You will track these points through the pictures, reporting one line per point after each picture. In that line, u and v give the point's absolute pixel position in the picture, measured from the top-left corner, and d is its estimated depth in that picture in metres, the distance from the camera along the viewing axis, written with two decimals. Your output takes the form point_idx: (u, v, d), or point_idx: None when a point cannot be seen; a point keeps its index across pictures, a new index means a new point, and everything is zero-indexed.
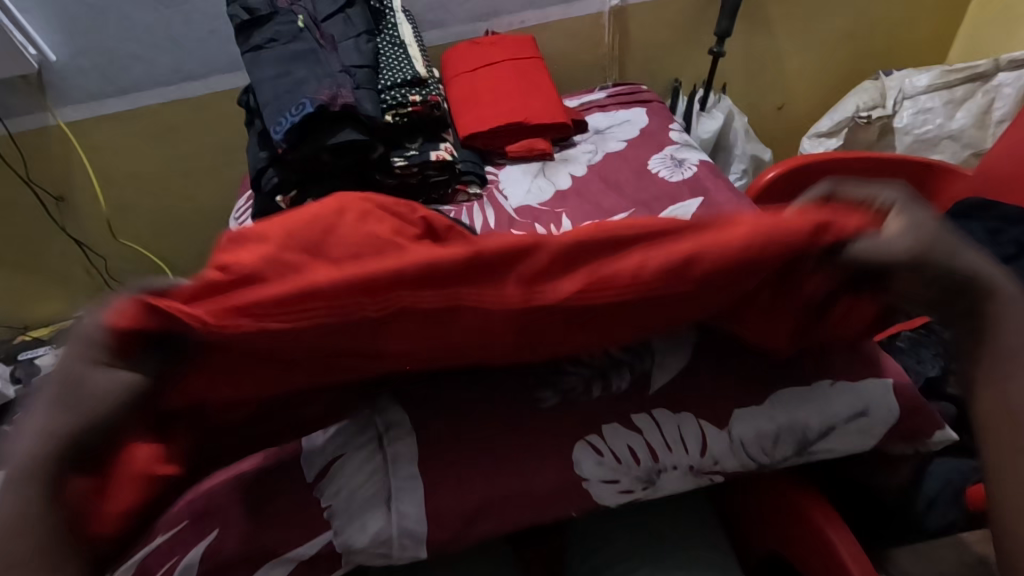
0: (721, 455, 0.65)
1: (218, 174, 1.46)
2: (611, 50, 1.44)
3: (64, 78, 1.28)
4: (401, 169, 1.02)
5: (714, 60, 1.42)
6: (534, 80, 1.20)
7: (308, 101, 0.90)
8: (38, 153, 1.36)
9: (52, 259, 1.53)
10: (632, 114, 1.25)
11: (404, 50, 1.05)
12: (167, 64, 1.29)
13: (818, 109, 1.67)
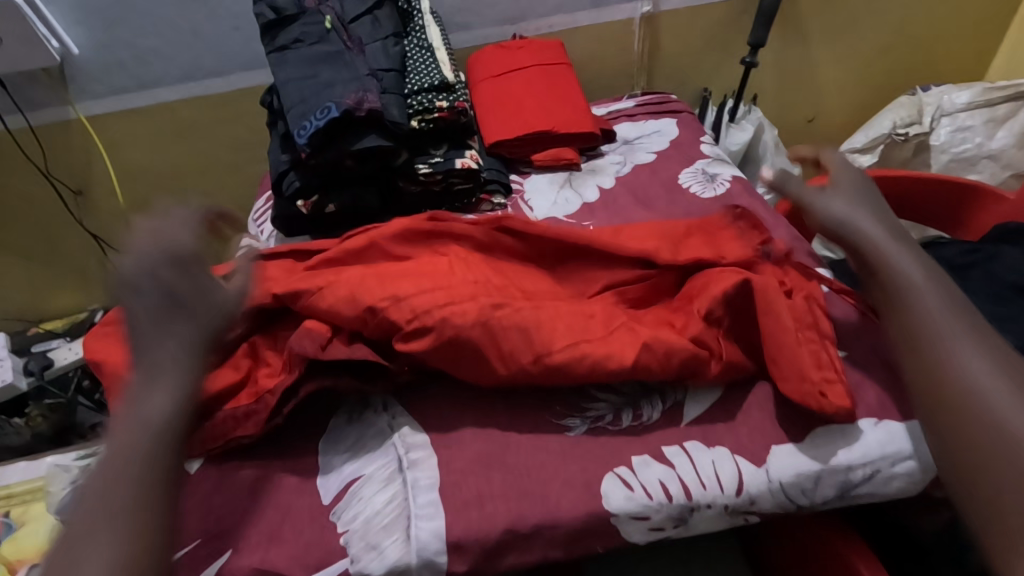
0: (758, 495, 0.62)
1: (237, 172, 1.44)
2: (640, 57, 1.40)
3: (86, 71, 1.26)
4: (425, 176, 0.99)
5: (746, 70, 1.38)
6: (563, 87, 1.17)
7: (334, 105, 0.88)
8: (57, 146, 1.34)
9: (68, 251, 1.52)
10: (662, 124, 1.22)
11: (432, 54, 1.03)
12: (190, 60, 1.28)
13: (850, 122, 1.63)
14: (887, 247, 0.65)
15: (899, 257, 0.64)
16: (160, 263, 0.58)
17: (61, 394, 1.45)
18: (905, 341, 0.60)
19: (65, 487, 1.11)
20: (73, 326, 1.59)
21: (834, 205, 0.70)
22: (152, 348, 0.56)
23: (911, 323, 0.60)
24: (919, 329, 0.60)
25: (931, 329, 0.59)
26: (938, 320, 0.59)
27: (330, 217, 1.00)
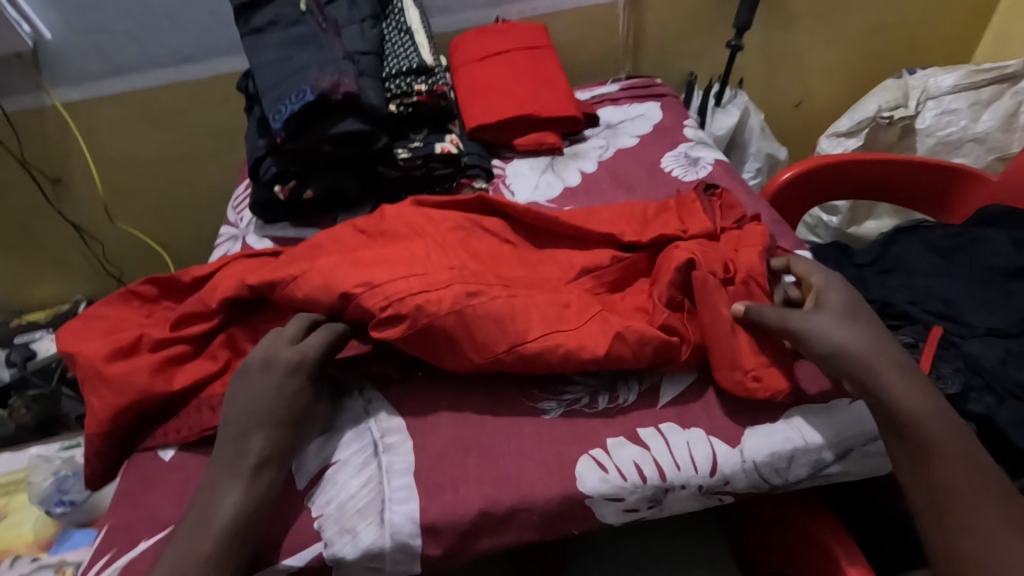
0: (732, 475, 0.62)
1: (219, 159, 1.43)
2: (625, 41, 1.39)
3: (61, 57, 1.24)
4: (404, 161, 0.98)
5: (732, 54, 1.37)
6: (545, 71, 1.16)
7: (309, 89, 0.86)
8: (33, 133, 1.32)
9: (49, 241, 1.51)
10: (646, 108, 1.21)
11: (410, 37, 1.01)
12: (167, 45, 1.25)
13: (837, 106, 1.62)
14: (893, 386, 0.57)
15: (907, 397, 0.57)
16: (286, 384, 0.61)
17: (45, 385, 1.44)
18: (928, 507, 0.54)
19: (49, 477, 1.11)
20: (56, 316, 1.58)
21: (829, 338, 0.60)
22: (271, 379, 0.62)
23: (934, 488, 0.54)
24: (941, 496, 0.53)
25: (948, 502, 0.53)
26: (959, 479, 0.53)
27: (308, 203, 0.99)
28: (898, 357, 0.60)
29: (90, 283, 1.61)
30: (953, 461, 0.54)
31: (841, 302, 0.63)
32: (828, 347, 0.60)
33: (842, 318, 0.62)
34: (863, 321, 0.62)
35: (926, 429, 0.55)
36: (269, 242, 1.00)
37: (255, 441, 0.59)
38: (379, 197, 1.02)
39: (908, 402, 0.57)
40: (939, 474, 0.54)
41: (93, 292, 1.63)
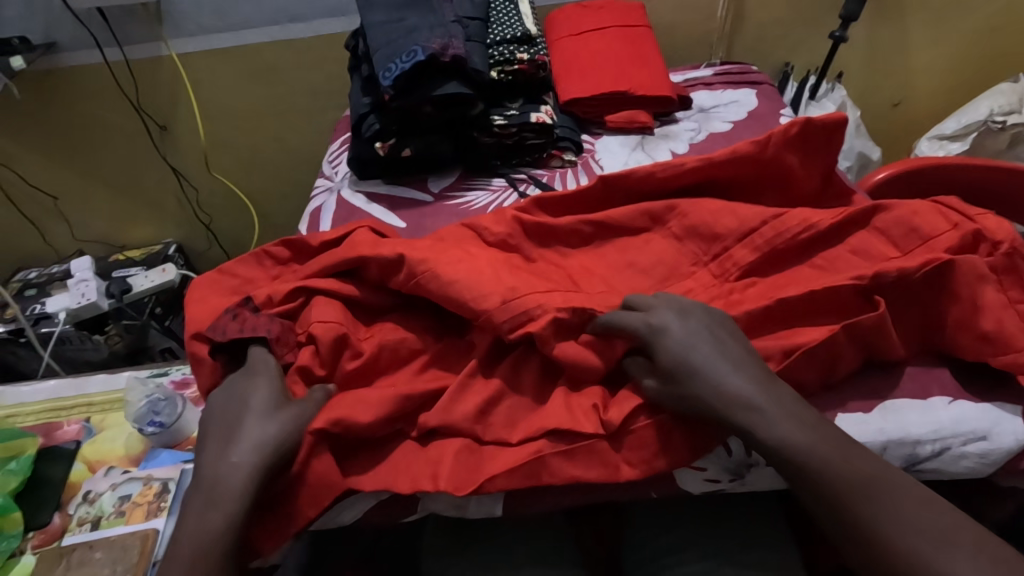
0: None
1: (312, 118, 1.49)
2: (722, 26, 1.36)
3: (180, 9, 1.31)
4: (499, 128, 1.00)
5: (835, 46, 1.32)
6: (642, 50, 1.15)
7: (419, 49, 0.89)
8: (149, 80, 1.41)
9: (152, 184, 1.62)
10: (740, 95, 1.18)
11: (515, 6, 1.02)
12: (277, 4, 1.31)
13: (940, 110, 1.54)
14: (771, 428, 0.55)
15: (796, 436, 0.54)
16: (265, 394, 0.61)
17: (137, 317, 1.57)
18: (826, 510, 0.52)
19: (147, 397, 0.97)
20: (150, 256, 1.70)
21: (701, 381, 0.57)
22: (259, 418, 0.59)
23: (859, 526, 0.51)
24: (828, 491, 0.52)
25: (862, 494, 0.51)
26: (841, 476, 0.52)
27: (404, 162, 1.03)
28: (777, 388, 0.57)
29: (183, 227, 1.73)
30: (830, 465, 0.53)
31: (676, 355, 0.59)
32: (705, 395, 0.57)
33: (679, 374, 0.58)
34: (740, 344, 0.60)
35: (827, 463, 0.53)
36: (364, 197, 1.04)
37: (236, 446, 0.57)
38: (470, 161, 1.05)
39: (780, 428, 0.55)
40: (827, 473, 0.53)
41: (184, 236, 1.75)
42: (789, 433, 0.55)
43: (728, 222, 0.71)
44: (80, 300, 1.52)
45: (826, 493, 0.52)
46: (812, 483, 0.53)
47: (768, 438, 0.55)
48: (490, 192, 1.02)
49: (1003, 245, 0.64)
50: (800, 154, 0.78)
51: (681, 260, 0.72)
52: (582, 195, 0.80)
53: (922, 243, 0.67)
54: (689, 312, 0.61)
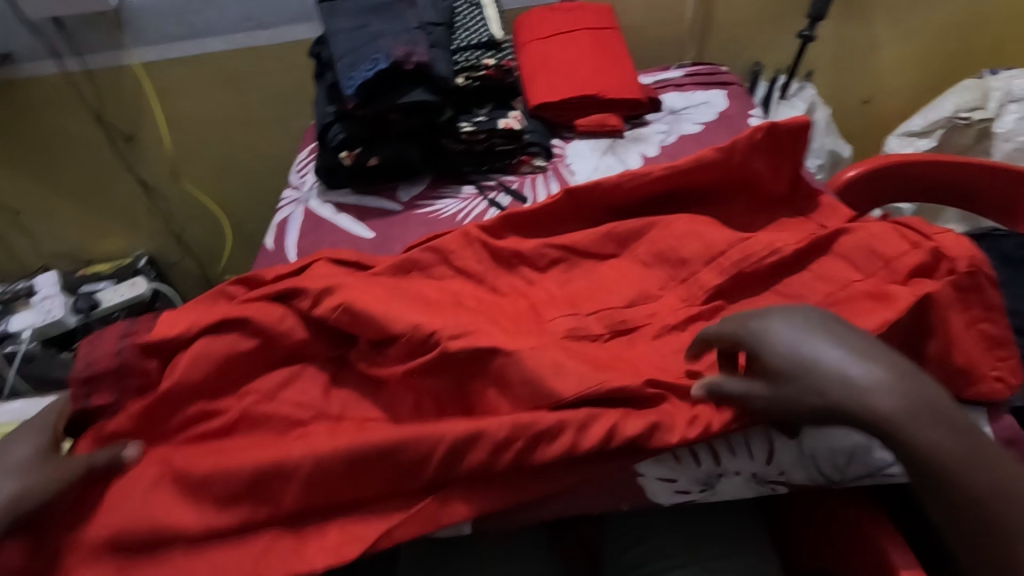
0: (790, 466, 0.61)
1: (281, 125, 1.47)
2: (692, 26, 1.36)
3: (140, 17, 1.27)
4: (467, 135, 0.98)
5: (803, 45, 1.33)
6: (611, 53, 1.14)
7: (382, 57, 0.88)
8: (110, 90, 1.37)
9: (118, 196, 1.58)
10: (710, 96, 1.18)
11: (481, 11, 1.01)
12: (240, 11, 1.28)
13: (909, 106, 1.55)
14: (918, 441, 0.47)
15: (946, 447, 0.46)
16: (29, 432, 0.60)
17: None
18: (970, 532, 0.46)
19: None
20: (119, 269, 1.66)
21: (826, 391, 0.50)
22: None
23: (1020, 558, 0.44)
24: (986, 515, 0.45)
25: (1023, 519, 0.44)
26: (995, 494, 0.45)
27: (371, 171, 1.01)
28: (919, 384, 0.49)
29: (153, 239, 1.69)
30: (989, 484, 0.45)
31: (794, 362, 0.52)
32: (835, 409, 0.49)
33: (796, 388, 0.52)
34: (860, 336, 0.52)
35: (984, 474, 0.45)
36: (332, 207, 1.02)
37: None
38: (440, 168, 1.03)
39: (926, 437, 0.47)
40: (978, 493, 0.45)
41: (154, 248, 1.71)
42: (938, 446, 0.47)
43: (693, 247, 0.76)
44: (45, 317, 1.51)
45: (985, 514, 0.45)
46: (965, 502, 0.46)
47: (915, 451, 0.47)
48: (460, 199, 1.00)
49: (962, 262, 0.64)
50: (766, 158, 0.78)
51: (648, 282, 0.76)
52: (550, 210, 0.84)
53: (883, 267, 0.68)
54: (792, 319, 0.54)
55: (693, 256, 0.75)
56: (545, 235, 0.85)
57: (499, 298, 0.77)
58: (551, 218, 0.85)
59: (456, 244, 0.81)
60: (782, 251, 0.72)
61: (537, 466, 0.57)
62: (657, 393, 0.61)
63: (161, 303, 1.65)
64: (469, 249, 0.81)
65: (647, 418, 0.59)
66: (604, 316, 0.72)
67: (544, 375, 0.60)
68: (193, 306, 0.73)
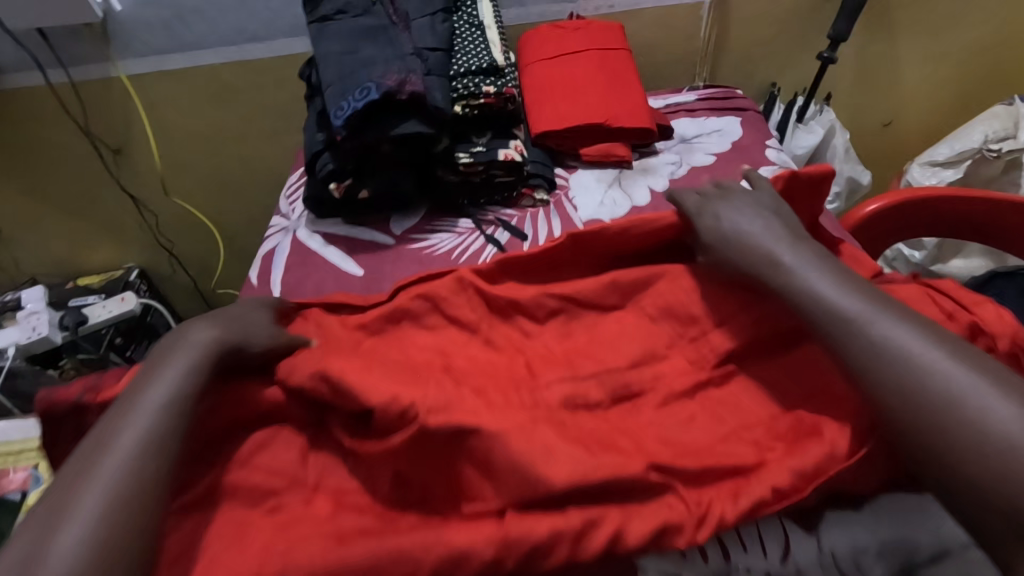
0: (806, 564, 0.55)
1: (276, 140, 1.42)
2: (705, 46, 1.29)
3: (128, 30, 1.22)
4: (465, 166, 0.93)
5: (823, 67, 1.26)
6: (620, 76, 1.08)
7: (373, 86, 0.82)
8: (98, 102, 1.32)
9: (108, 209, 1.53)
10: (724, 123, 1.12)
11: (482, 33, 0.95)
12: (232, 24, 1.22)
13: (933, 129, 1.48)
14: (804, 282, 0.61)
15: (824, 286, 0.59)
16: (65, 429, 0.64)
17: (93, 351, 1.49)
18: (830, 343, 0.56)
19: None
20: (110, 283, 1.62)
21: (743, 245, 0.67)
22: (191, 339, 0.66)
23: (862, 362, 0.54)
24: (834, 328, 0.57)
25: (866, 333, 0.54)
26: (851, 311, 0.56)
27: (363, 203, 0.95)
28: (804, 242, 0.66)
29: (145, 252, 1.65)
30: (858, 312, 0.56)
31: (719, 232, 0.70)
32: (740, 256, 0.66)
33: (723, 245, 0.69)
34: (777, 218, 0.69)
35: (841, 299, 0.57)
36: (321, 239, 0.97)
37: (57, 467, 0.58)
38: (436, 199, 0.98)
39: (810, 279, 0.61)
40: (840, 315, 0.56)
41: (146, 261, 1.66)
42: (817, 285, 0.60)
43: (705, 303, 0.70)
44: (30, 334, 1.44)
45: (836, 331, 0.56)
46: (827, 325, 0.57)
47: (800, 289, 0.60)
48: (456, 234, 0.94)
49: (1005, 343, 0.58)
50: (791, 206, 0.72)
51: (655, 338, 0.70)
52: (552, 254, 0.78)
53: None
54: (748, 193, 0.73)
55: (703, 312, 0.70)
56: (544, 280, 0.79)
57: (492, 353, 0.71)
58: (553, 263, 0.79)
59: (448, 290, 0.76)
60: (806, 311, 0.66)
61: (530, 571, 0.52)
62: (663, 480, 0.56)
63: (151, 319, 1.61)
64: (460, 298, 0.75)
65: (650, 515, 0.53)
66: (606, 380, 0.66)
67: (537, 460, 0.54)
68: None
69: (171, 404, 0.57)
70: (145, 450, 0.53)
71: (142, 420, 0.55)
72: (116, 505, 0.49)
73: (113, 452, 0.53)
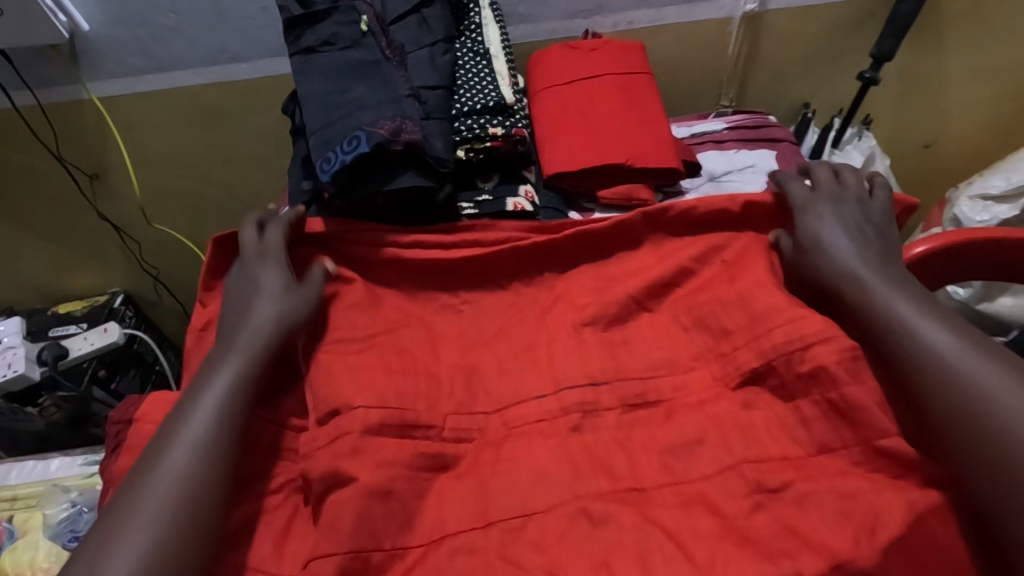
0: None
1: (266, 163, 1.31)
2: (734, 64, 1.17)
3: (98, 50, 1.11)
4: (469, 218, 0.83)
5: (863, 88, 1.14)
6: (642, 106, 0.96)
7: (363, 136, 0.71)
8: (70, 128, 1.21)
9: (88, 235, 1.44)
10: (757, 157, 1.01)
11: (489, 65, 0.83)
12: (212, 42, 1.11)
13: (977, 151, 1.36)
14: (898, 304, 0.64)
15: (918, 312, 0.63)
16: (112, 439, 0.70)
17: (74, 388, 1.40)
18: (917, 367, 0.60)
19: (65, 509, 1.09)
20: (93, 310, 1.52)
21: (829, 256, 0.70)
22: (252, 316, 0.68)
23: (938, 393, 0.58)
24: (922, 354, 0.60)
25: (946, 364, 0.59)
26: (935, 330, 0.61)
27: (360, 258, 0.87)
28: (892, 247, 0.71)
29: (130, 278, 1.56)
30: (937, 333, 0.61)
31: (818, 237, 0.72)
32: (829, 266, 0.69)
33: (818, 249, 0.71)
34: (872, 236, 0.71)
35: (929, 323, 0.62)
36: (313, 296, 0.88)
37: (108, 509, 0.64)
38: None
39: (900, 302, 0.64)
40: (926, 344, 0.61)
41: (132, 286, 1.57)
42: (907, 309, 0.63)
43: None
44: (6, 372, 1.34)
45: (922, 355, 0.60)
46: (906, 340, 0.62)
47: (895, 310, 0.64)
48: None
49: None
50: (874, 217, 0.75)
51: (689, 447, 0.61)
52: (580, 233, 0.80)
53: None
54: (837, 174, 0.78)
55: (722, 411, 0.65)
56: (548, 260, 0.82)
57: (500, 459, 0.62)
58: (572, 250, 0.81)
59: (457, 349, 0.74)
60: (833, 402, 0.60)
61: None
62: None
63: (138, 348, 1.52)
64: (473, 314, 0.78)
65: None
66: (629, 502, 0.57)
67: None
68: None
69: (220, 410, 0.60)
70: (207, 454, 0.57)
71: (190, 433, 0.58)
72: (167, 524, 0.53)
73: (171, 456, 0.57)
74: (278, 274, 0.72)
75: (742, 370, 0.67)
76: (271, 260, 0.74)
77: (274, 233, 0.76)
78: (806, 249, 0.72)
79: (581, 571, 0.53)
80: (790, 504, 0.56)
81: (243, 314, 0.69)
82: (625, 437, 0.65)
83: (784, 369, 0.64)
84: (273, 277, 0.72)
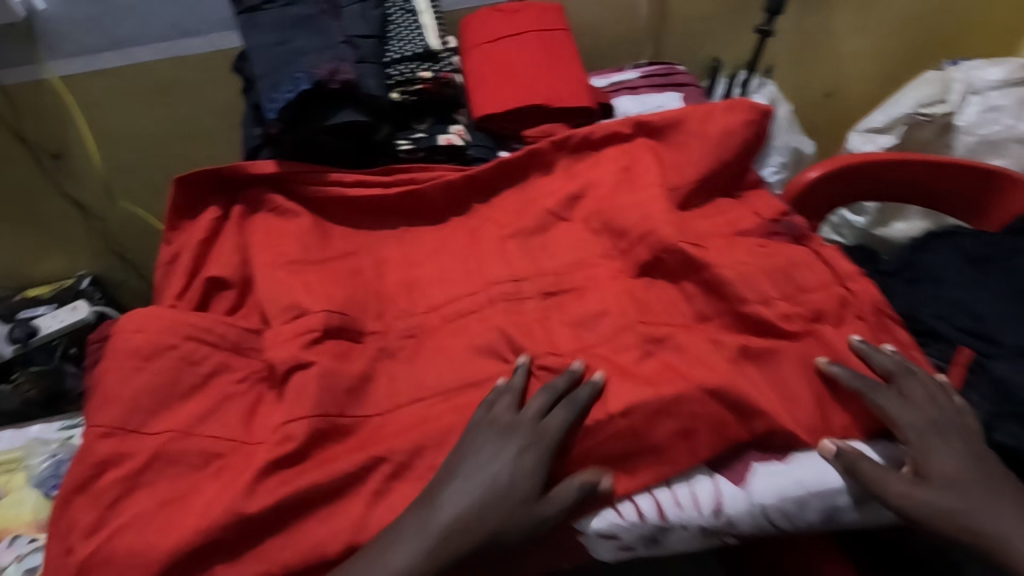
0: (736, 516, 0.62)
1: (222, 136, 1.39)
2: (647, 23, 1.31)
3: (55, 29, 1.18)
4: (406, 153, 0.94)
5: (761, 39, 1.28)
6: (559, 56, 1.08)
7: (304, 76, 0.81)
8: (31, 108, 1.27)
9: (51, 216, 1.49)
10: (665, 99, 1.14)
11: (416, 18, 0.94)
12: (164, 18, 1.19)
13: (870, 98, 1.53)
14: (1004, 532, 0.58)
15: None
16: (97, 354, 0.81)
17: (47, 362, 1.46)
18: None
19: (46, 460, 1.19)
20: (60, 292, 1.56)
21: (937, 498, 0.59)
22: (442, 500, 0.59)
23: None
24: None
25: None
26: None
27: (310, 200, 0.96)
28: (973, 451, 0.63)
29: (95, 259, 1.60)
30: None
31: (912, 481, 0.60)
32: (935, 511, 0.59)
33: (919, 489, 0.60)
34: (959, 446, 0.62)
35: None
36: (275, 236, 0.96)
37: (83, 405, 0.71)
38: None
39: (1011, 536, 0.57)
40: None
41: (97, 268, 1.62)
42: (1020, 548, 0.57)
43: None
44: None
45: None
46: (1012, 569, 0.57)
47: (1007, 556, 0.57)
48: None
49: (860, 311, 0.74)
50: (748, 131, 0.86)
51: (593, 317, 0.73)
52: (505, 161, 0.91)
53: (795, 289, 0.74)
54: (939, 398, 0.65)
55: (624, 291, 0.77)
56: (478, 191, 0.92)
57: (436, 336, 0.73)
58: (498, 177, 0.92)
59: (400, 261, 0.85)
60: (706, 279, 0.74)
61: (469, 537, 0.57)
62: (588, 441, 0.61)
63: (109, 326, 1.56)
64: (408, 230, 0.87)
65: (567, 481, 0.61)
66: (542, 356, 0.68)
67: None
68: (153, 320, 0.73)
69: None
70: None
71: None
72: None
73: None
74: (517, 470, 0.60)
75: (640, 259, 0.79)
76: (533, 448, 0.61)
77: (558, 418, 0.63)
78: (906, 489, 0.60)
79: (502, 407, 0.65)
80: (672, 348, 0.69)
81: (450, 489, 0.59)
82: (546, 317, 0.76)
83: (677, 249, 0.75)
84: (519, 458, 0.61)
